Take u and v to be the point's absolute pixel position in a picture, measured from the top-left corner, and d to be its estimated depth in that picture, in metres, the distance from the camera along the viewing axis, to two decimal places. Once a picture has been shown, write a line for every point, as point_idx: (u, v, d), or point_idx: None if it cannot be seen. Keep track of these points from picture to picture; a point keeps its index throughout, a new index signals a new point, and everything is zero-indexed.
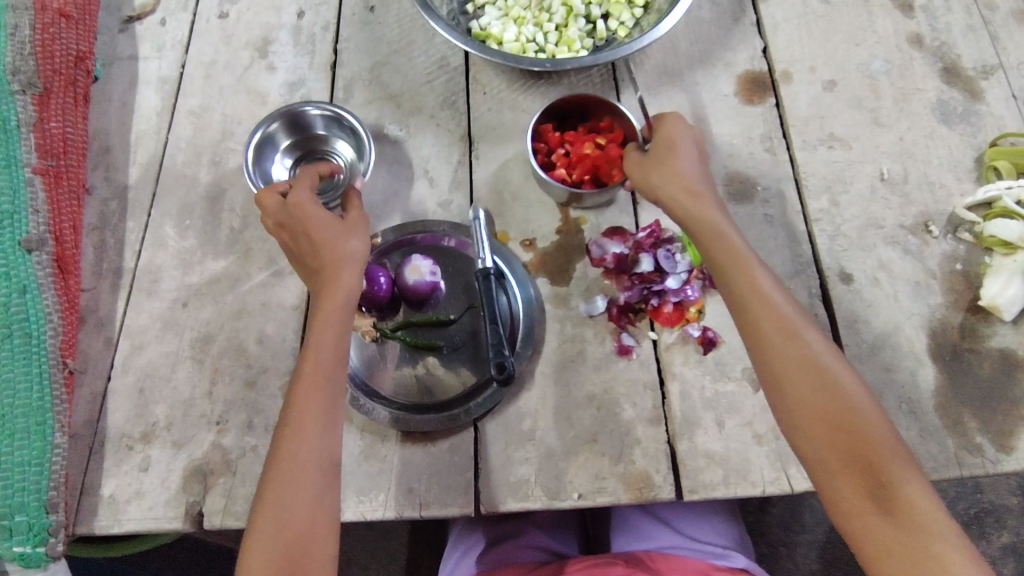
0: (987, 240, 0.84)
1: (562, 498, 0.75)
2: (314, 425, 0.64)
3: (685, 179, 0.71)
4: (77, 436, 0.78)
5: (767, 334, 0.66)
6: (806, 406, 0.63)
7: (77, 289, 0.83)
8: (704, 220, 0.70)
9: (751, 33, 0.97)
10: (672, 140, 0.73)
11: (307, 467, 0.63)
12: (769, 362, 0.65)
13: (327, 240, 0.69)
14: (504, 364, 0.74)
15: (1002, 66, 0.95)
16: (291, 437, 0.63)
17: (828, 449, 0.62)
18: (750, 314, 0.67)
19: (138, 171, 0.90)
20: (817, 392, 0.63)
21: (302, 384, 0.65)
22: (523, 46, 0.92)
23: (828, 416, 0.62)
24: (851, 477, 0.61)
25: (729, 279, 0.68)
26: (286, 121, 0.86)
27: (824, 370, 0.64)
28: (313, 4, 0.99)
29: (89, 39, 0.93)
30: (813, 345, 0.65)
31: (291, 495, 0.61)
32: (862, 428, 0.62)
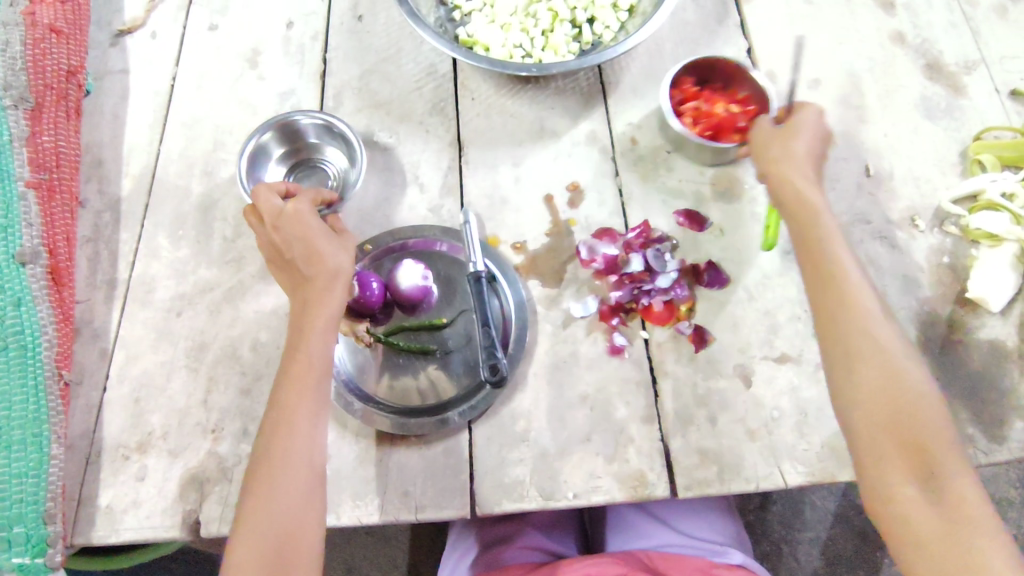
0: (973, 233, 0.85)
1: (557, 498, 0.75)
2: (301, 423, 0.65)
3: (795, 156, 0.72)
4: (74, 447, 0.78)
5: (843, 311, 0.64)
6: (870, 384, 0.61)
7: (71, 302, 0.83)
8: (801, 197, 0.70)
9: (735, 34, 0.98)
10: (797, 123, 0.74)
11: (294, 464, 0.63)
12: (837, 336, 0.64)
13: (323, 252, 0.70)
14: (497, 366, 0.74)
15: (983, 61, 0.96)
16: (279, 435, 0.64)
17: (876, 420, 0.60)
18: (829, 288, 0.66)
19: (131, 183, 0.91)
20: (880, 362, 0.62)
21: (288, 382, 0.66)
22: (509, 52, 0.93)
23: (893, 401, 0.60)
24: (902, 461, 0.58)
25: (814, 255, 0.68)
26: (278, 130, 0.87)
27: (895, 356, 0.62)
28: (302, 15, 1.00)
29: (80, 53, 0.94)
30: (889, 333, 0.63)
31: (279, 492, 0.62)
32: (924, 418, 0.59)
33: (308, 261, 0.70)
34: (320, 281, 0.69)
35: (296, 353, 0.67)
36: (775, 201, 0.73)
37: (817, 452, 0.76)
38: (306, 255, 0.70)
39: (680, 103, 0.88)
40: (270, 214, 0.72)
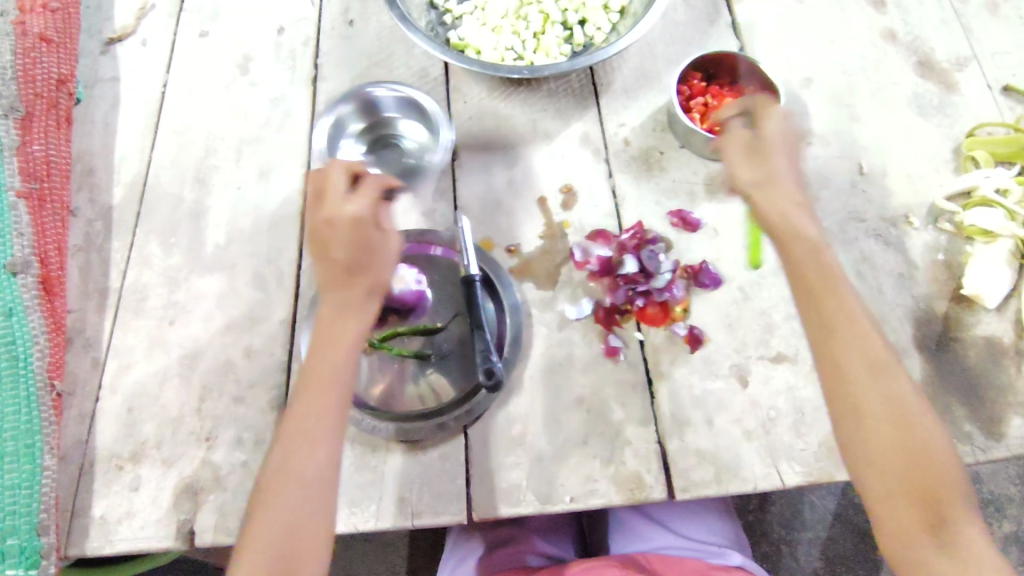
0: (967, 229, 0.85)
1: (554, 502, 0.75)
2: (318, 433, 0.62)
3: (777, 175, 0.67)
4: (66, 457, 0.78)
5: (849, 357, 0.61)
6: (881, 431, 0.59)
7: (63, 311, 0.83)
8: (800, 231, 0.65)
9: (727, 34, 0.98)
10: (766, 131, 0.70)
11: (309, 475, 0.61)
12: (844, 382, 0.61)
13: (373, 261, 0.64)
14: (492, 370, 0.73)
15: (975, 58, 0.96)
16: (296, 443, 0.61)
17: (890, 472, 0.58)
18: (833, 331, 0.62)
19: (122, 191, 0.91)
20: (888, 411, 0.59)
21: (311, 389, 0.63)
22: (501, 54, 0.93)
23: (906, 451, 0.58)
24: (913, 509, 0.57)
25: (821, 292, 0.63)
26: (352, 109, 0.90)
27: (904, 403, 0.60)
28: (293, 20, 1.00)
29: (71, 62, 0.94)
30: (895, 375, 0.61)
31: (291, 503, 0.60)
32: (935, 465, 0.58)
33: (348, 265, 0.63)
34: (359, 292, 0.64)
35: (316, 363, 0.63)
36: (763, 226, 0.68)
37: (813, 452, 0.75)
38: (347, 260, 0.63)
39: (689, 99, 0.89)
40: (335, 206, 0.66)
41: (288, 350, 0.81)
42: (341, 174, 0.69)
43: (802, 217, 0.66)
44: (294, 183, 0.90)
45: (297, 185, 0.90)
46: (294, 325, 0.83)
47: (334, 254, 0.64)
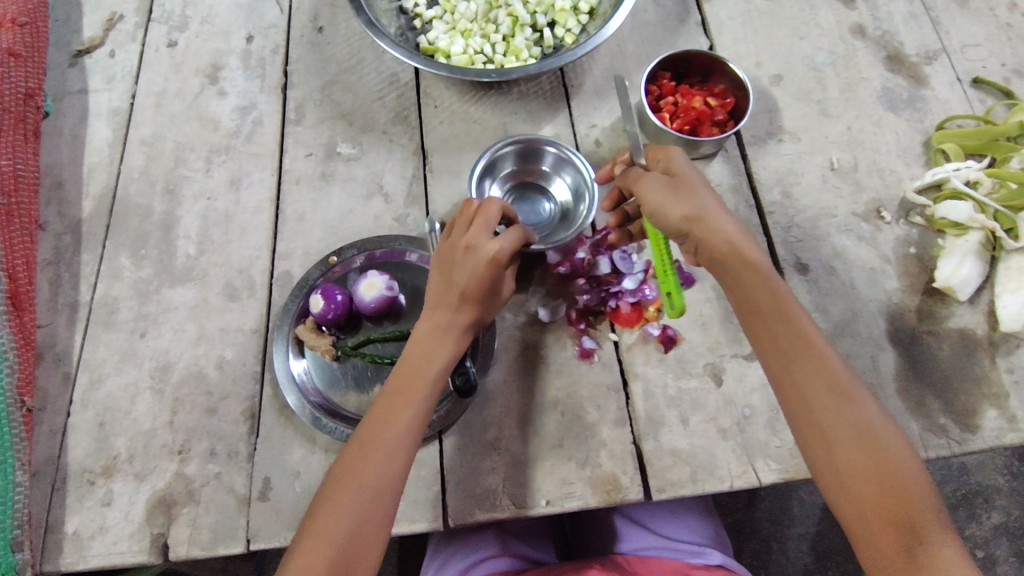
0: (939, 222, 0.85)
1: (530, 505, 0.74)
2: (397, 441, 0.64)
3: (707, 209, 0.66)
4: (38, 474, 0.77)
5: (811, 384, 0.62)
6: (848, 455, 0.60)
7: (32, 326, 0.82)
8: (746, 255, 0.65)
9: (696, 33, 0.98)
10: (678, 163, 0.69)
11: (384, 478, 0.63)
12: (807, 410, 0.62)
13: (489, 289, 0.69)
14: (467, 376, 0.74)
15: (944, 51, 0.96)
16: (377, 444, 0.64)
17: (860, 491, 0.59)
18: (794, 360, 0.63)
19: (92, 204, 0.90)
20: (852, 432, 0.60)
21: (399, 400, 0.66)
22: (471, 58, 0.92)
23: (873, 469, 0.59)
24: (887, 531, 0.57)
25: (777, 318, 0.64)
26: (516, 152, 0.87)
27: (869, 424, 0.60)
28: (262, 28, 0.99)
29: (38, 75, 0.93)
30: (857, 398, 0.61)
31: (360, 503, 0.61)
32: (905, 485, 0.58)
33: (466, 298, 0.67)
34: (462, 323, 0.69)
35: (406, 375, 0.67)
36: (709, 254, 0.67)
37: (789, 449, 0.75)
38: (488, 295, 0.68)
39: (659, 99, 0.89)
40: (481, 235, 0.67)
41: (261, 360, 0.81)
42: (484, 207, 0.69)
43: (744, 241, 0.66)
44: (264, 191, 0.90)
45: (268, 194, 0.90)
46: (266, 334, 0.82)
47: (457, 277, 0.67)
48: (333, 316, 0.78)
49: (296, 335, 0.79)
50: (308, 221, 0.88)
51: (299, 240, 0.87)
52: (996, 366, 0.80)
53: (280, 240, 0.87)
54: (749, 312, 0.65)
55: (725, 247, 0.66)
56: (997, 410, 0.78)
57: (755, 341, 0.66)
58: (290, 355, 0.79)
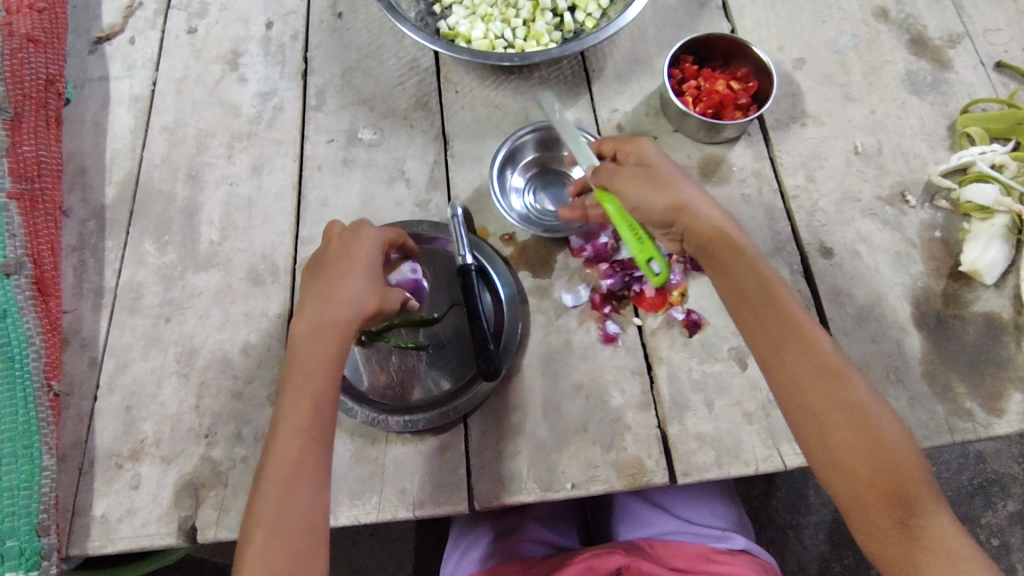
0: (964, 206, 0.85)
1: (555, 489, 0.74)
2: (301, 475, 0.60)
3: (688, 199, 0.67)
4: (66, 457, 0.78)
5: (800, 368, 0.63)
6: (842, 438, 0.61)
7: (58, 312, 0.82)
8: (729, 242, 0.66)
9: (718, 17, 0.98)
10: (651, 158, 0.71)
11: (295, 517, 0.59)
12: (798, 394, 0.63)
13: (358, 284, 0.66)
14: (490, 358, 0.73)
15: (967, 34, 0.96)
16: (270, 484, 0.60)
17: (855, 471, 0.60)
18: (782, 344, 0.64)
19: (115, 191, 0.90)
20: (844, 413, 0.61)
21: (285, 438, 0.61)
22: (491, 43, 0.92)
23: (866, 449, 0.60)
24: (882, 509, 0.59)
25: (764, 305, 0.65)
26: (537, 140, 0.88)
27: (859, 404, 0.62)
28: (281, 14, 0.99)
29: (59, 62, 0.93)
30: (849, 380, 0.63)
31: (275, 546, 0.58)
32: (898, 464, 0.60)
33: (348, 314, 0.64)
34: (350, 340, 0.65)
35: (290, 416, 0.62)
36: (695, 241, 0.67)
37: None
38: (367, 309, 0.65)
39: (681, 82, 0.89)
40: (361, 260, 0.67)
41: (285, 344, 0.81)
42: (359, 234, 0.69)
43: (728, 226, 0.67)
44: (286, 177, 0.90)
45: (290, 179, 0.90)
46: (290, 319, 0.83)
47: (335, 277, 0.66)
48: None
49: None
50: (330, 207, 0.88)
51: (322, 225, 0.87)
52: (1022, 350, 0.79)
53: (303, 226, 0.87)
54: (737, 298, 0.66)
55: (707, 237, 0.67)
56: (1022, 394, 0.77)
57: (742, 325, 0.67)
58: None
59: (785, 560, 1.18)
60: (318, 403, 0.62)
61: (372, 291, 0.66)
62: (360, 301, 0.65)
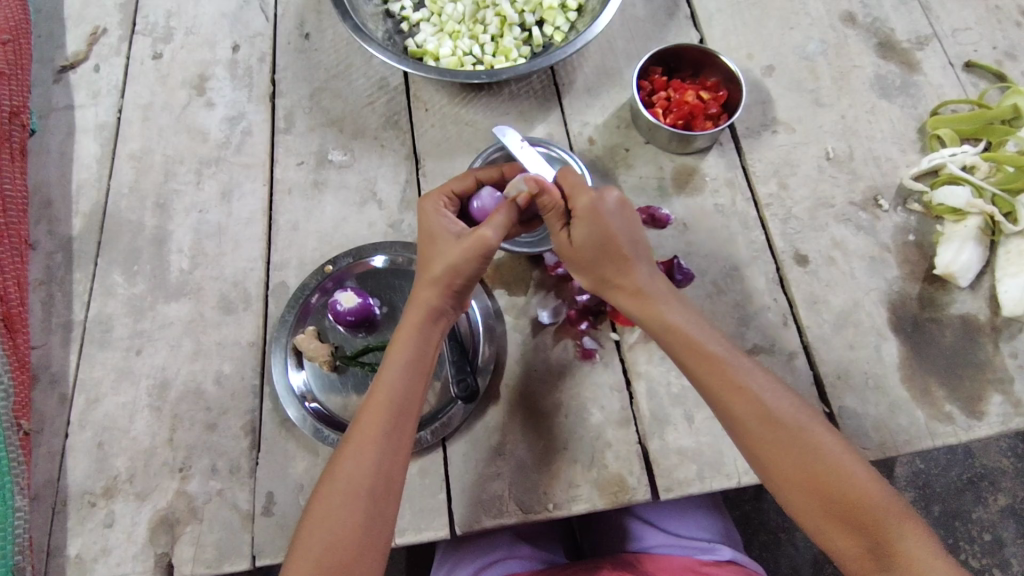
0: (937, 208, 0.85)
1: (538, 510, 0.73)
2: (372, 450, 0.63)
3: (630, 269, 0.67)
4: (38, 497, 0.76)
5: (748, 422, 0.63)
6: (793, 476, 0.62)
7: (26, 348, 0.81)
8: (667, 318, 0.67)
9: (686, 27, 0.98)
10: (609, 232, 0.66)
11: (359, 494, 0.62)
12: (746, 446, 0.64)
13: (434, 251, 0.67)
14: (466, 381, 0.75)
15: (935, 35, 0.96)
16: (346, 457, 0.63)
17: (815, 506, 0.62)
18: (726, 404, 0.64)
19: (82, 222, 0.89)
20: (795, 454, 0.62)
21: (366, 412, 0.65)
22: (459, 60, 0.91)
23: (825, 484, 0.61)
24: (849, 537, 0.61)
25: (708, 362, 0.65)
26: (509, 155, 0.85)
27: (811, 441, 0.62)
28: (247, 37, 0.98)
29: (23, 93, 0.91)
30: (794, 422, 0.63)
31: (340, 520, 0.61)
32: (856, 495, 0.61)
33: (430, 277, 0.66)
34: (437, 304, 0.67)
35: (376, 387, 0.66)
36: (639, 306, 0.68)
37: None
38: (444, 269, 0.65)
39: (651, 94, 0.88)
40: (442, 230, 0.68)
41: (259, 373, 0.80)
42: (435, 197, 0.71)
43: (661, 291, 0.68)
44: (257, 202, 0.89)
45: (261, 204, 0.89)
46: (264, 347, 0.81)
47: (427, 246, 0.68)
48: (352, 318, 0.78)
49: (294, 345, 0.78)
50: (302, 230, 0.87)
51: (294, 250, 0.86)
52: (999, 351, 0.79)
53: (274, 251, 0.86)
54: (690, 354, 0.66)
55: (639, 308, 0.68)
56: (1002, 396, 0.77)
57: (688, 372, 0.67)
58: (288, 367, 0.78)
59: (779, 564, 1.17)
60: (405, 378, 0.66)
61: (451, 247, 0.66)
62: (436, 262, 0.66)
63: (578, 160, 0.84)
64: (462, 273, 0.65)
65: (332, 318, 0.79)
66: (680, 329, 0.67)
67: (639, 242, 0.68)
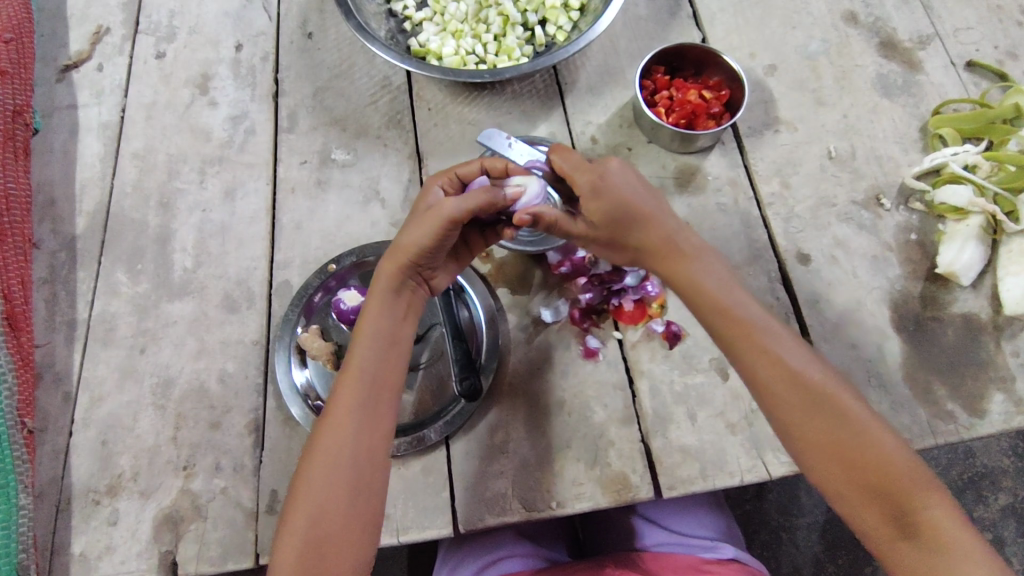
0: (939, 208, 0.85)
1: (541, 508, 0.74)
2: (348, 426, 0.64)
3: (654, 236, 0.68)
4: (43, 495, 0.76)
5: (773, 387, 0.64)
6: (819, 441, 0.62)
7: (30, 346, 0.81)
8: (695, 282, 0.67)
9: (689, 26, 0.98)
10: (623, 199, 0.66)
11: (338, 471, 0.62)
12: (773, 410, 0.64)
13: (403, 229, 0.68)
14: (469, 380, 0.75)
15: (937, 35, 0.96)
16: (323, 434, 0.64)
17: (839, 473, 0.62)
18: (755, 368, 0.64)
19: (86, 221, 0.89)
20: (822, 420, 0.62)
21: (341, 388, 0.66)
22: (462, 59, 0.91)
23: (849, 451, 0.61)
24: (873, 505, 0.61)
25: (734, 328, 0.65)
26: None
27: (839, 407, 0.62)
28: (250, 36, 0.98)
29: (26, 93, 0.91)
30: (822, 387, 0.63)
31: (322, 497, 0.62)
32: (877, 461, 0.61)
33: (394, 255, 0.67)
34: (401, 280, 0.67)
35: (346, 365, 0.67)
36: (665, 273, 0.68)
37: None
38: (405, 244, 0.66)
39: (653, 94, 0.89)
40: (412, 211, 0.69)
41: (263, 371, 0.80)
42: (435, 177, 0.71)
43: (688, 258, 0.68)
44: (260, 201, 0.89)
45: (264, 203, 0.89)
46: (267, 346, 0.82)
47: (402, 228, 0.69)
48: (355, 316, 0.78)
49: (298, 344, 0.79)
50: (305, 229, 0.87)
51: (297, 248, 0.86)
52: (1001, 350, 0.79)
53: (277, 250, 0.86)
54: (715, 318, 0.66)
55: (666, 268, 0.68)
56: (1004, 394, 0.77)
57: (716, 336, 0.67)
58: (292, 365, 0.79)
59: (781, 562, 1.17)
60: (373, 355, 0.67)
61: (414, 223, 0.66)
62: (402, 238, 0.67)
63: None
64: (419, 246, 0.65)
65: (336, 317, 0.79)
66: (707, 291, 0.67)
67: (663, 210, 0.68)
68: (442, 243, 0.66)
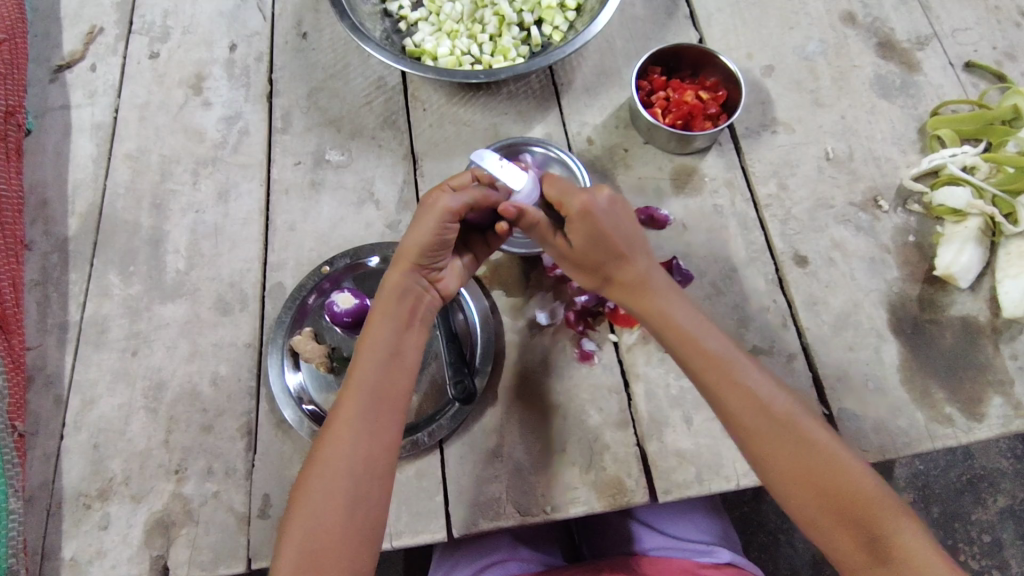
0: (937, 210, 0.84)
1: (536, 512, 0.73)
2: (350, 432, 0.63)
3: (626, 266, 0.67)
4: (33, 499, 0.75)
5: (742, 417, 0.63)
6: (789, 472, 0.62)
7: (21, 349, 0.80)
8: (664, 314, 0.67)
9: (686, 26, 0.97)
10: (603, 230, 0.65)
11: (339, 476, 0.62)
12: (741, 441, 0.64)
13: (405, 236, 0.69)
14: (463, 383, 0.74)
15: (935, 35, 0.95)
16: (327, 440, 0.64)
17: (811, 503, 0.61)
18: (722, 398, 0.64)
19: (78, 222, 0.88)
20: (789, 449, 0.62)
21: (344, 396, 0.65)
22: (458, 59, 0.91)
23: (820, 479, 0.61)
24: (845, 534, 0.61)
25: (702, 359, 0.65)
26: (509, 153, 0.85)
27: (809, 436, 0.63)
28: (244, 36, 0.98)
29: (19, 94, 0.91)
30: (789, 415, 0.63)
31: (320, 507, 0.61)
32: (850, 487, 0.61)
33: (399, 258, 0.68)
34: (405, 282, 0.68)
35: (351, 372, 0.66)
36: (635, 303, 0.68)
37: None
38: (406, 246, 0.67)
39: (650, 94, 0.88)
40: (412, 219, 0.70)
41: (256, 374, 0.80)
42: None
43: (659, 287, 0.68)
44: (254, 202, 0.88)
45: (258, 204, 0.88)
46: (261, 348, 0.81)
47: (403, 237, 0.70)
48: (349, 319, 0.77)
49: (291, 346, 0.78)
50: (299, 231, 0.86)
51: (291, 251, 0.85)
52: (999, 353, 0.79)
53: (271, 251, 0.85)
54: (678, 350, 0.67)
55: (634, 300, 0.68)
56: (1002, 398, 0.77)
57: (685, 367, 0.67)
58: (285, 368, 0.78)
59: (778, 565, 1.16)
60: (378, 362, 0.66)
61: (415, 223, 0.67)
62: (404, 241, 0.68)
63: (576, 161, 0.84)
64: (421, 246, 0.66)
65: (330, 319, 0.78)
66: (675, 320, 0.67)
67: (637, 239, 0.68)
68: (442, 241, 0.66)
